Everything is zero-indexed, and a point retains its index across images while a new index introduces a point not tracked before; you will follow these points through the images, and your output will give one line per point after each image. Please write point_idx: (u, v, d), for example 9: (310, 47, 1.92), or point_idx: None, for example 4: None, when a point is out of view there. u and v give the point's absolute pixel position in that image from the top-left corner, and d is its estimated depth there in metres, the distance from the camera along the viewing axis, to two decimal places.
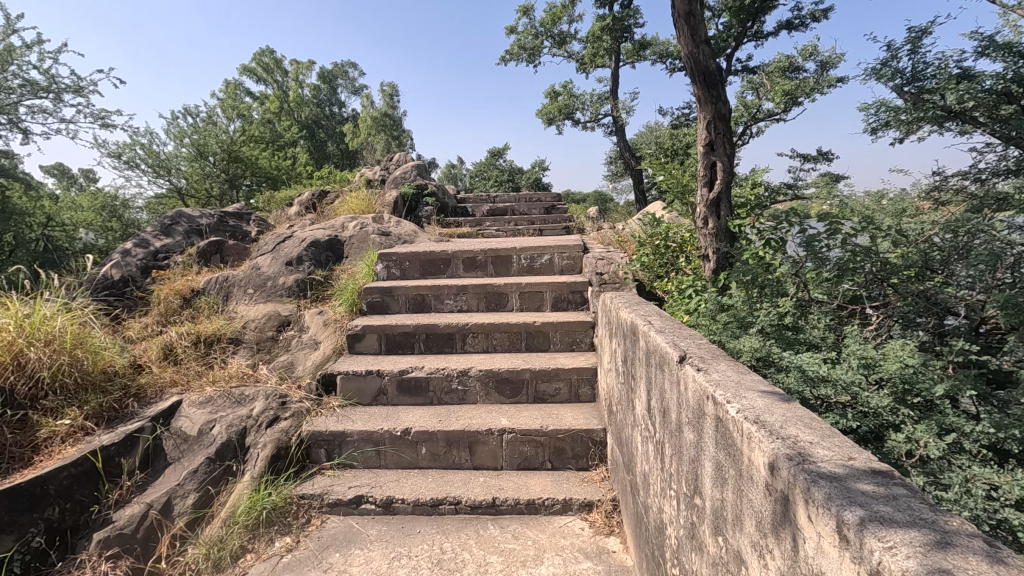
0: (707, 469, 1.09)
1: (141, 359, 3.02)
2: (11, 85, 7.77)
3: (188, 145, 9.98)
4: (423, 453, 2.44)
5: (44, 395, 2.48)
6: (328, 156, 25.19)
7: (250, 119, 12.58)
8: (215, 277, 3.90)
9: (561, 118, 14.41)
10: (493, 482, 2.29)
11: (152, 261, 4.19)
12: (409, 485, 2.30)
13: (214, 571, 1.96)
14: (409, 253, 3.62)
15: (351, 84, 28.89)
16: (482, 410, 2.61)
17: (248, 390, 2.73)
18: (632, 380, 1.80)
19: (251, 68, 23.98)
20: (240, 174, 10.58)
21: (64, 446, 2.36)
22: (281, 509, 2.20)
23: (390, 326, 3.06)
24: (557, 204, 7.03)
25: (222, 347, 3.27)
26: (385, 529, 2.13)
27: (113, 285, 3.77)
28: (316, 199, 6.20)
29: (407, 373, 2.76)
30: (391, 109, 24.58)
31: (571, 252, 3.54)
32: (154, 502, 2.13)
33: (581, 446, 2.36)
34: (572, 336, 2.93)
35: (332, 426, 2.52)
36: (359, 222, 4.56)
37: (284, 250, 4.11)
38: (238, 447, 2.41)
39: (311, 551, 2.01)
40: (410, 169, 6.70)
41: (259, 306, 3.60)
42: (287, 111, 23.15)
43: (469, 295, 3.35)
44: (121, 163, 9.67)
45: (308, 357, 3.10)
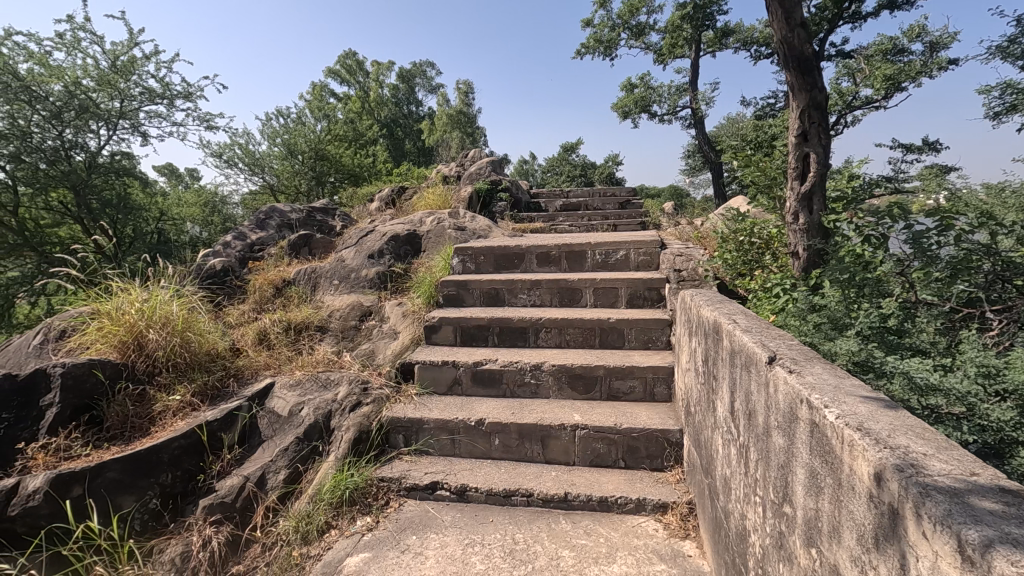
0: (800, 476, 1.03)
1: (240, 343, 3.27)
2: (133, 93, 8.64)
3: (280, 144, 10.68)
4: (495, 444, 2.49)
5: (159, 373, 2.77)
6: (406, 154, 26.05)
7: (335, 119, 13.23)
8: (304, 268, 4.15)
9: (637, 111, 14.10)
10: (565, 477, 2.29)
11: (248, 253, 4.53)
12: (482, 475, 2.35)
13: (302, 543, 2.09)
14: (485, 247, 3.69)
15: (428, 83, 29.70)
16: (555, 405, 2.61)
17: (333, 375, 2.88)
18: (713, 381, 1.74)
19: (335, 71, 25.22)
20: (326, 172, 11.18)
21: (175, 418, 2.60)
22: (362, 490, 2.31)
23: (465, 319, 3.13)
24: (632, 199, 6.90)
25: (310, 335, 3.48)
26: (459, 516, 2.18)
27: (216, 274, 4.11)
28: (395, 196, 6.44)
29: (481, 365, 2.81)
30: (466, 106, 25.05)
31: (648, 248, 3.45)
32: (250, 476, 2.31)
33: (655, 446, 2.30)
34: (647, 334, 2.86)
35: (410, 413, 2.61)
36: (436, 217, 4.68)
37: (366, 243, 4.32)
38: (323, 429, 2.55)
39: (390, 531, 2.10)
40: (485, 165, 6.81)
41: (343, 297, 3.80)
42: (368, 111, 24.20)
43: (543, 290, 3.36)
44: (223, 162, 10.50)
45: (388, 346, 3.24)
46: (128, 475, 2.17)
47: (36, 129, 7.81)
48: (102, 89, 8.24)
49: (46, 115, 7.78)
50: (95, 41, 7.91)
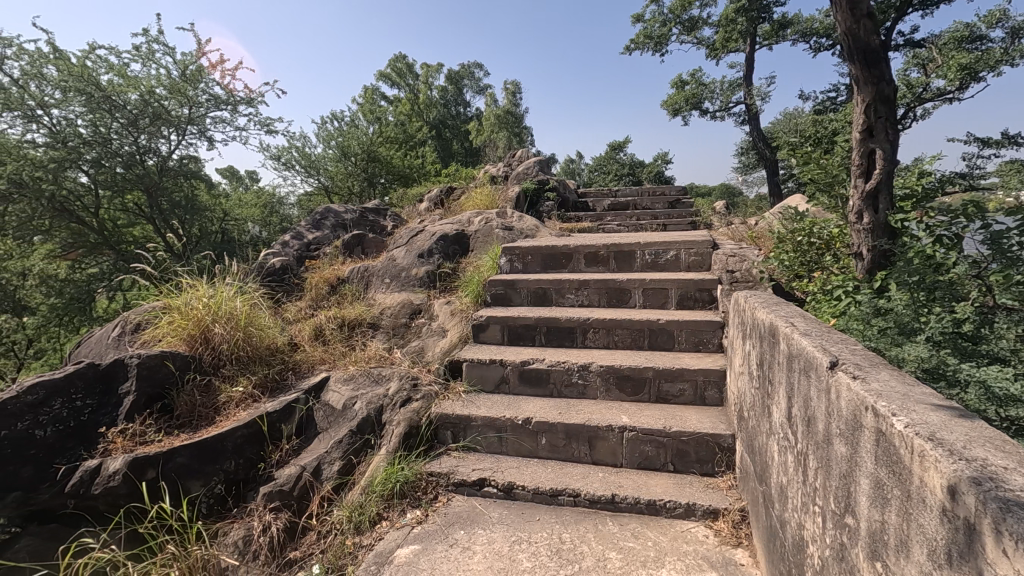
0: (864, 487, 0.99)
1: (297, 338, 3.41)
2: (201, 100, 9.12)
3: (334, 147, 11.04)
4: (542, 443, 2.49)
5: (224, 365, 2.93)
6: (453, 154, 26.39)
7: (385, 121, 13.55)
8: (357, 267, 4.29)
9: (687, 108, 13.79)
10: (613, 479, 2.27)
11: (305, 252, 4.72)
12: (529, 473, 2.37)
13: (355, 532, 2.16)
14: (532, 247, 3.70)
15: (475, 84, 29.96)
16: (603, 406, 2.59)
17: (384, 371, 2.97)
18: (769, 386, 1.69)
19: (386, 74, 25.83)
20: (378, 173, 11.48)
21: (238, 408, 2.74)
22: (412, 483, 2.36)
23: (513, 318, 3.15)
24: (682, 198, 6.75)
25: (362, 331, 3.59)
26: (506, 513, 2.20)
27: (276, 272, 4.30)
28: (444, 196, 6.55)
29: (529, 364, 2.82)
30: (513, 106, 25.16)
31: (698, 248, 3.37)
32: (307, 466, 2.41)
33: (706, 450, 2.25)
34: (698, 336, 2.80)
35: (458, 409, 2.66)
36: (484, 217, 4.73)
37: (416, 243, 4.41)
38: (375, 423, 2.62)
39: (439, 525, 2.15)
40: (533, 164, 6.82)
41: (394, 295, 3.90)
42: (417, 113, 24.68)
43: (591, 290, 3.34)
44: (281, 165, 10.96)
45: (437, 344, 3.30)
46: (196, 461, 2.32)
47: (114, 135, 8.38)
48: (173, 97, 8.74)
49: (123, 122, 8.33)
50: (167, 52, 8.41)
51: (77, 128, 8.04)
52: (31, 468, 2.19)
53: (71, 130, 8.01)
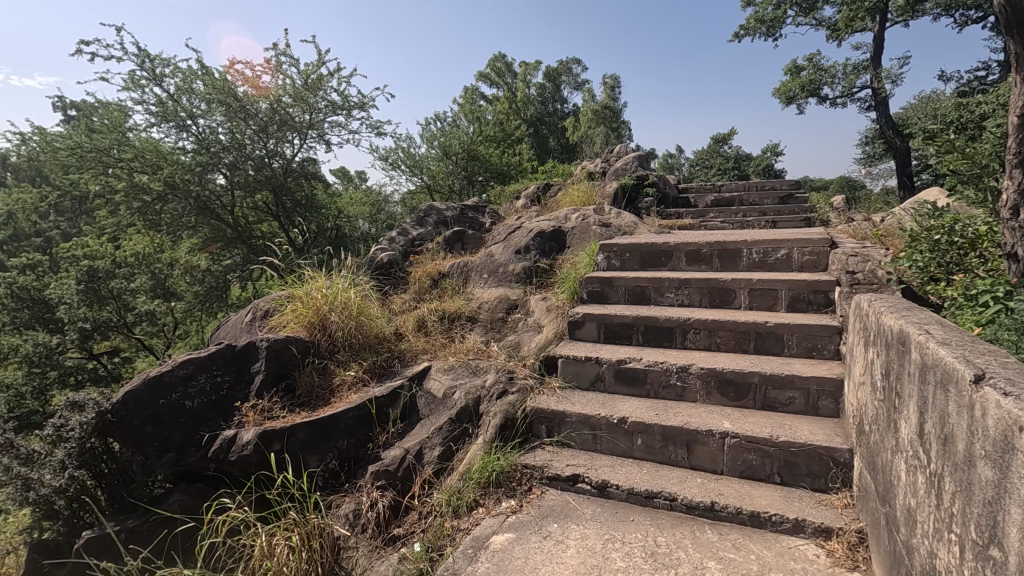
0: (1015, 517, 0.89)
1: (402, 328, 3.62)
2: (320, 106, 9.89)
3: (437, 147, 11.52)
4: (638, 444, 2.45)
5: (338, 351, 3.18)
6: (550, 151, 26.48)
7: (485, 120, 13.87)
8: (457, 262, 4.45)
9: (803, 95, 12.81)
10: (712, 486, 2.19)
11: (410, 248, 4.98)
12: (623, 473, 2.34)
13: (453, 516, 2.26)
14: (630, 244, 3.64)
15: (573, 80, 29.77)
16: (703, 410, 2.50)
17: (482, 363, 3.06)
18: (896, 400, 1.54)
19: (485, 74, 26.45)
20: (477, 171, 11.83)
21: (349, 391, 2.95)
22: (507, 474, 2.42)
23: (610, 316, 3.13)
24: (795, 193, 6.30)
25: (461, 324, 3.72)
26: (600, 511, 2.19)
27: (383, 266, 4.58)
28: (540, 192, 6.59)
29: (625, 363, 2.78)
30: (611, 101, 24.76)
31: (814, 247, 3.12)
32: (410, 450, 2.56)
33: (818, 465, 2.09)
34: (812, 341, 2.61)
35: (553, 405, 2.69)
36: (581, 213, 4.72)
37: (514, 239, 4.49)
38: (473, 413, 2.72)
39: (533, 517, 2.19)
40: (631, 159, 6.67)
41: (491, 290, 4.00)
42: (515, 110, 25.05)
43: (692, 289, 3.22)
44: (388, 165, 11.62)
45: (533, 339, 3.35)
46: (314, 437, 2.55)
47: (248, 141, 9.35)
48: (297, 104, 9.54)
49: (256, 129, 9.27)
50: (292, 63, 9.22)
51: (218, 135, 9.07)
52: (182, 433, 2.58)
53: (213, 138, 9.05)
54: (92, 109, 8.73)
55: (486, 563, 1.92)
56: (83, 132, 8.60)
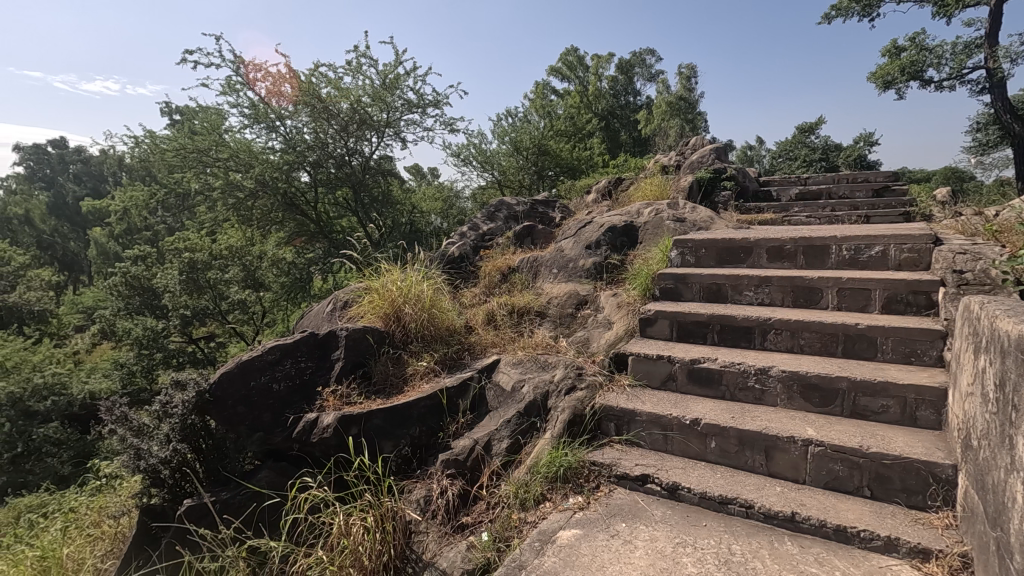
0: None
1: (472, 322, 3.69)
2: (397, 105, 10.21)
3: (507, 142, 11.63)
4: (712, 447, 2.36)
5: (412, 341, 3.29)
6: (621, 145, 26.02)
7: (556, 115, 13.80)
8: (527, 257, 4.47)
9: (903, 79, 11.80)
10: (793, 496, 2.07)
11: (480, 243, 5.06)
12: (695, 476, 2.26)
13: (521, 508, 2.28)
14: (707, 240, 3.51)
15: (646, 72, 28.97)
16: (784, 416, 2.36)
17: (551, 358, 3.06)
18: (1012, 414, 1.39)
19: (557, 68, 26.31)
20: (547, 166, 11.82)
21: (422, 380, 3.04)
22: (575, 470, 2.41)
23: (684, 314, 3.03)
24: (892, 185, 5.82)
25: (530, 319, 3.74)
26: (670, 513, 2.13)
27: (455, 260, 4.68)
28: (611, 186, 6.48)
29: (699, 363, 2.69)
30: (686, 92, 23.91)
31: (914, 243, 2.86)
32: (479, 441, 2.60)
33: (915, 480, 1.93)
34: (910, 346, 2.40)
35: (623, 403, 2.64)
36: (654, 208, 4.59)
37: (584, 234, 4.45)
38: (541, 407, 2.72)
39: (600, 514, 2.16)
40: (708, 152, 6.41)
41: (561, 285, 3.99)
42: (586, 104, 24.81)
43: (774, 288, 3.05)
44: (460, 161, 11.85)
45: (603, 336, 3.32)
46: (388, 424, 2.66)
47: (331, 140, 9.85)
48: (375, 104, 9.90)
49: (337, 128, 9.73)
50: (371, 64, 9.59)
51: (304, 135, 9.61)
52: (270, 414, 2.77)
53: (299, 137, 9.59)
54: (194, 113, 9.49)
55: (552, 557, 1.93)
56: (187, 134, 9.36)
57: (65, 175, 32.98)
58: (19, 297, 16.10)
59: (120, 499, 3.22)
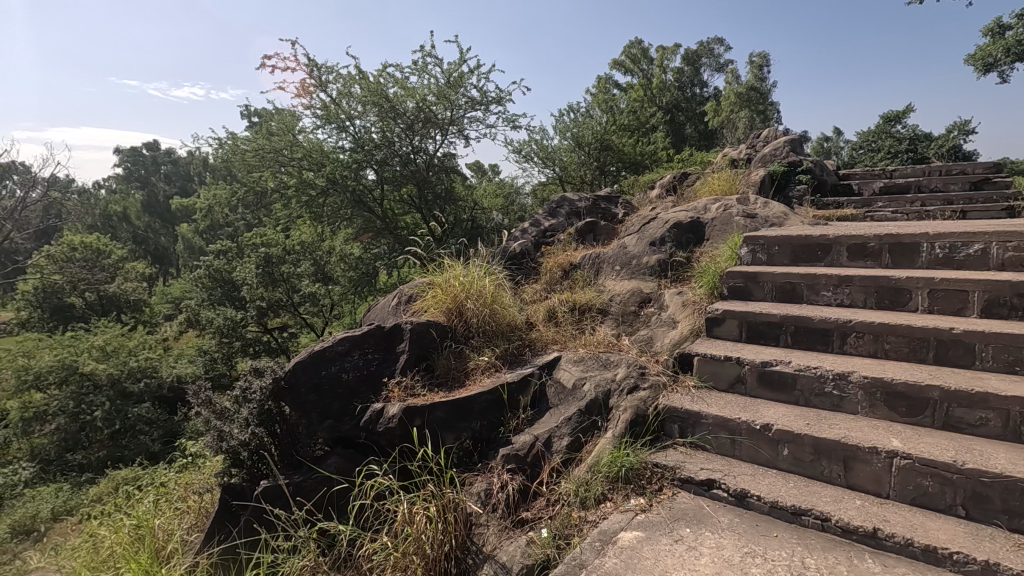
0: None
1: (534, 318, 3.69)
2: (462, 103, 10.33)
3: (569, 138, 11.54)
4: (784, 454, 2.25)
5: (474, 336, 3.34)
6: (686, 138, 25.23)
7: (619, 109, 13.54)
8: (589, 253, 4.42)
9: (1009, 59, 10.71)
10: (875, 510, 1.94)
11: (541, 239, 5.06)
12: (765, 484, 2.16)
13: (581, 507, 2.27)
14: (781, 236, 3.33)
15: (715, 62, 27.87)
16: (865, 424, 2.22)
17: (612, 357, 3.01)
18: None
19: (620, 62, 25.81)
20: (610, 161, 11.65)
21: (483, 375, 3.08)
22: (637, 471, 2.36)
23: (755, 315, 2.90)
24: (993, 176, 5.31)
25: (592, 316, 3.70)
26: (738, 521, 2.05)
27: (516, 257, 4.71)
28: (676, 181, 6.30)
29: (771, 366, 2.57)
30: (758, 82, 22.79)
31: (1021, 241, 2.59)
32: (539, 437, 2.60)
33: (1019, 501, 1.75)
34: (1014, 355, 2.18)
35: (688, 404, 2.57)
36: (722, 204, 4.42)
37: (648, 231, 4.35)
38: (603, 406, 2.67)
39: (664, 517, 2.11)
40: (783, 144, 6.09)
41: (624, 283, 3.91)
42: (650, 97, 24.26)
43: (854, 288, 2.87)
44: (522, 157, 11.87)
45: (667, 335, 3.24)
46: (450, 417, 2.72)
47: (397, 139, 10.14)
48: (440, 102, 10.05)
49: (403, 127, 10.01)
50: (437, 62, 9.77)
51: (371, 134, 9.94)
52: (339, 403, 2.89)
53: (368, 137, 9.93)
54: (271, 116, 10.01)
55: (614, 559, 1.90)
56: (264, 135, 9.89)
57: (157, 175, 35.74)
58: (118, 287, 17.63)
59: (204, 477, 3.46)
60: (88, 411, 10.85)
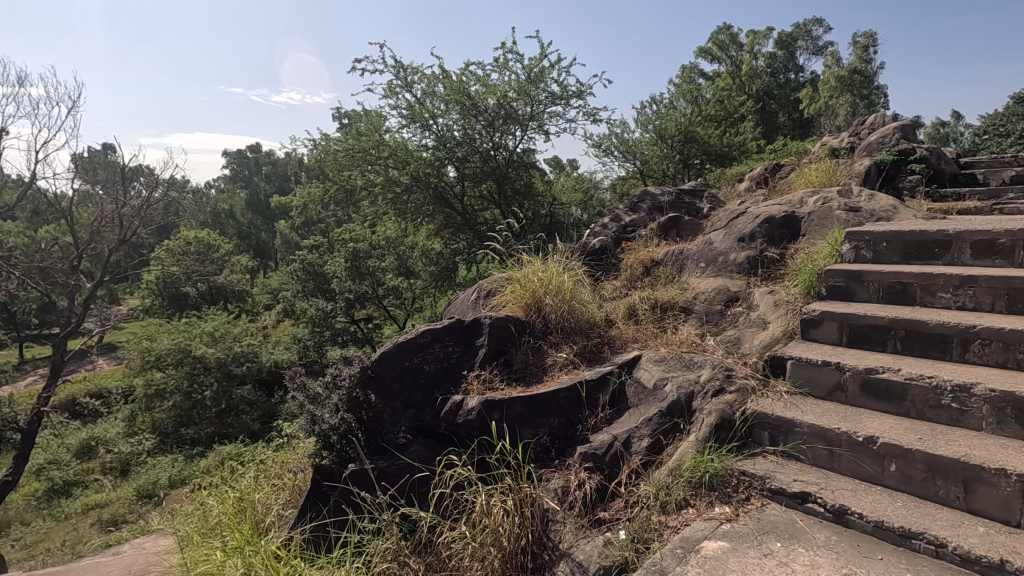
0: None
1: (613, 315, 3.63)
2: (542, 98, 10.31)
3: (651, 130, 11.22)
4: (891, 470, 2.05)
5: (552, 333, 3.33)
6: (778, 127, 23.74)
7: (705, 99, 12.96)
8: (672, 249, 4.27)
9: None
10: (1003, 540, 1.72)
11: (622, 234, 4.96)
12: (869, 501, 1.99)
13: (661, 511, 2.20)
14: (889, 232, 3.05)
15: (813, 44, 25.90)
16: (989, 443, 1.98)
17: (697, 357, 2.88)
18: None
19: (706, 50, 24.72)
20: (694, 154, 11.21)
21: (561, 372, 3.06)
22: (722, 478, 2.26)
23: (858, 317, 2.67)
24: None
25: (675, 314, 3.57)
26: (837, 540, 1.89)
27: (596, 253, 4.64)
28: (768, 173, 5.94)
29: (876, 373, 2.36)
30: (862, 64, 20.99)
31: None
32: (618, 436, 2.54)
33: None
34: None
35: (780, 411, 2.41)
36: (821, 196, 4.10)
37: (736, 226, 4.12)
38: (686, 408, 2.56)
39: (752, 529, 2.00)
40: (892, 130, 5.56)
41: (709, 281, 3.74)
42: (739, 85, 23.06)
43: (979, 290, 2.56)
44: (601, 152, 11.69)
45: (756, 336, 3.07)
46: (528, 412, 2.73)
47: (478, 136, 10.31)
48: (521, 98, 10.11)
49: (484, 124, 10.15)
50: (517, 59, 9.83)
51: (454, 132, 10.18)
52: (421, 393, 2.99)
53: (450, 135, 10.18)
54: (360, 117, 10.50)
55: (697, 568, 1.83)
56: (354, 136, 10.41)
57: (259, 176, 38.64)
58: (225, 279, 19.28)
59: (297, 457, 3.71)
60: (199, 390, 11.99)
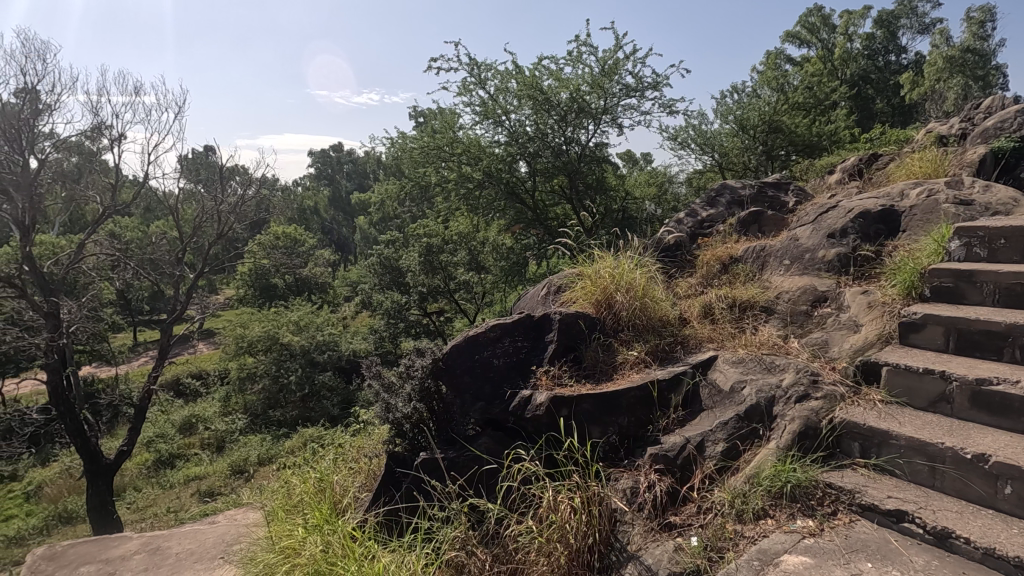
0: None
1: (688, 314, 3.51)
2: (616, 91, 10.11)
3: (732, 121, 10.73)
4: (1006, 493, 1.84)
5: (622, 330, 3.27)
6: (876, 115, 21.90)
7: (792, 86, 12.20)
8: (753, 245, 4.06)
9: None
10: None
11: (699, 229, 4.78)
12: (978, 525, 1.79)
13: (737, 520, 2.10)
14: (1010, 228, 2.72)
15: (918, 22, 23.65)
16: None
17: (779, 360, 2.72)
18: None
19: (795, 34, 23.25)
20: (778, 145, 10.59)
21: (632, 370, 3.00)
22: (804, 489, 2.12)
23: (969, 322, 2.41)
24: None
25: (755, 314, 3.40)
26: (938, 564, 1.73)
27: (670, 249, 4.50)
28: (863, 164, 5.50)
29: (989, 385, 2.12)
30: (976, 42, 18.98)
31: None
32: (691, 438, 2.45)
33: None
34: None
35: (872, 421, 2.23)
36: (925, 188, 3.75)
37: (826, 221, 3.85)
38: (765, 413, 2.43)
39: (839, 546, 1.86)
40: (1013, 113, 4.97)
41: (794, 279, 3.53)
42: (831, 70, 21.53)
43: None
44: (677, 144, 11.32)
45: (846, 339, 2.86)
46: (598, 409, 2.69)
47: (550, 130, 10.26)
48: (594, 91, 9.98)
49: (557, 118, 10.11)
50: (592, 52, 9.69)
51: (526, 128, 10.21)
52: (490, 386, 3.02)
53: (522, 130, 10.22)
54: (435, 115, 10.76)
55: None
56: (429, 134, 10.67)
57: (341, 174, 40.59)
58: (310, 271, 20.44)
59: (372, 443, 3.87)
60: (286, 374, 12.84)
